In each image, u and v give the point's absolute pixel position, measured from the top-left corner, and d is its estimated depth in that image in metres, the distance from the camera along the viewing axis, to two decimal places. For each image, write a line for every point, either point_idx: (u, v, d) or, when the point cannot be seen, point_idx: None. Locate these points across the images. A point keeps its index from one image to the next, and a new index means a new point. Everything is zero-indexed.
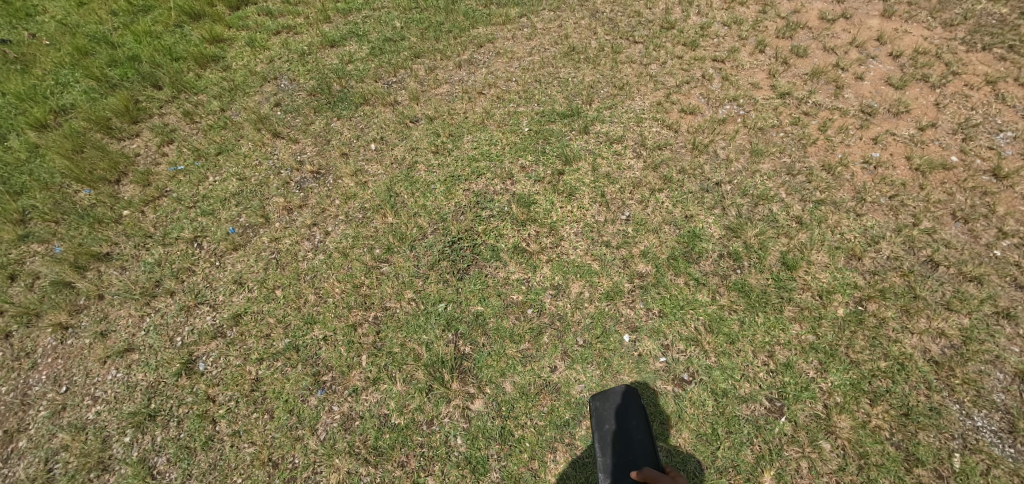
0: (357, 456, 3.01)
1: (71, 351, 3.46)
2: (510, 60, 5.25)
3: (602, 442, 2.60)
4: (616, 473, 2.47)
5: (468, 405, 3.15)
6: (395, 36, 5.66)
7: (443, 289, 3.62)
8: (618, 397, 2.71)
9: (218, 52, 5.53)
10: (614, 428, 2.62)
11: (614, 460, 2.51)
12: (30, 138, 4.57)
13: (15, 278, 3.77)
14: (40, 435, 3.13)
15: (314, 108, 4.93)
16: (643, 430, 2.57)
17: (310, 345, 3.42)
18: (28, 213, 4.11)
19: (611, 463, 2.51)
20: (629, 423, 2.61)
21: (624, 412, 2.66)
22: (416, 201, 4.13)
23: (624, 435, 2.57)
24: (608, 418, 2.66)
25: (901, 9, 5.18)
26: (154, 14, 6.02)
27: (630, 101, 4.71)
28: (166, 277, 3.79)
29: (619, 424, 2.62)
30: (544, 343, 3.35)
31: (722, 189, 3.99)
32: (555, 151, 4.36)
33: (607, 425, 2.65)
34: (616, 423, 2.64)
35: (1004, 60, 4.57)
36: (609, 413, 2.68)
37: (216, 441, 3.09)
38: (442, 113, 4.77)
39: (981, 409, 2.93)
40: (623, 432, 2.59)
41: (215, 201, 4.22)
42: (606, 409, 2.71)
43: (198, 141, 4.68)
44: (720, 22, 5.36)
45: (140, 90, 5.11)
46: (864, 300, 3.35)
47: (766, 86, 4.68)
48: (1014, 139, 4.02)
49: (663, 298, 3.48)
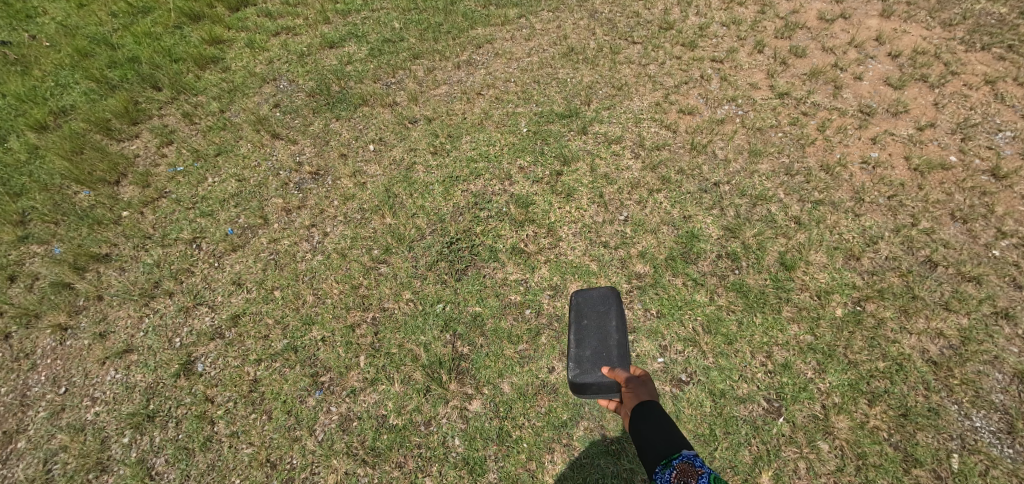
0: (355, 457, 3.01)
1: (71, 352, 3.47)
2: (509, 61, 5.26)
3: (576, 334, 2.41)
4: (585, 367, 2.31)
5: (467, 406, 3.15)
6: (394, 37, 5.67)
7: (442, 289, 3.62)
8: (602, 293, 2.51)
9: (217, 53, 5.54)
10: (592, 325, 2.44)
11: (585, 354, 2.34)
12: (30, 139, 4.58)
13: (15, 279, 3.78)
14: (39, 435, 3.14)
15: (314, 109, 4.94)
16: (621, 329, 2.40)
17: (309, 346, 3.42)
18: (28, 214, 4.12)
19: (583, 357, 2.33)
20: (607, 320, 2.43)
21: (604, 309, 2.47)
22: (414, 201, 4.13)
23: (600, 332, 2.38)
24: (588, 312, 2.48)
25: (900, 9, 5.18)
26: (154, 15, 6.03)
27: (628, 102, 4.71)
28: (165, 278, 3.80)
29: (597, 320, 2.44)
30: (543, 344, 3.35)
31: (721, 189, 3.99)
32: (554, 152, 4.36)
33: (585, 320, 2.46)
34: (594, 317, 2.46)
35: (1003, 59, 4.57)
36: (590, 308, 2.48)
37: (214, 442, 3.09)
38: (441, 114, 4.78)
39: (980, 409, 2.93)
40: (600, 328, 2.41)
41: (214, 202, 4.23)
42: (586, 302, 2.51)
43: (197, 142, 4.69)
44: (718, 23, 5.36)
45: (140, 91, 5.12)
46: (863, 300, 3.35)
47: (765, 87, 4.68)
48: (1013, 139, 4.01)
49: (661, 298, 3.49)
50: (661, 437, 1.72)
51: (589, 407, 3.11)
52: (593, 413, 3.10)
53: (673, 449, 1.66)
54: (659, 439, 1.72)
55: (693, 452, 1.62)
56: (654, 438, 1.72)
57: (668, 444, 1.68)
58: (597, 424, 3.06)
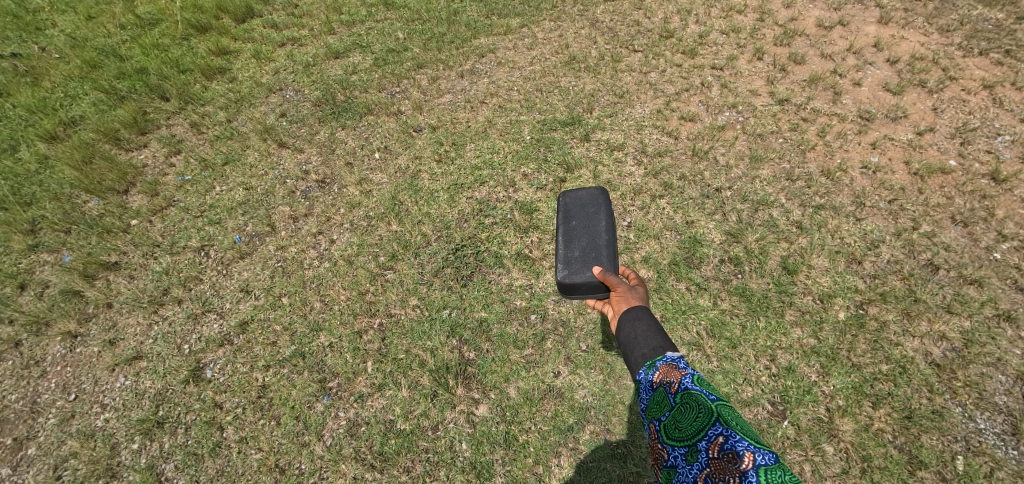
0: (362, 462, 3.04)
1: (81, 359, 3.51)
2: (511, 70, 5.33)
3: (565, 235, 2.40)
4: (574, 267, 2.31)
5: (473, 411, 3.18)
6: (398, 47, 5.75)
7: (447, 295, 3.66)
8: (591, 196, 2.49)
9: (224, 64, 5.61)
10: (580, 224, 2.41)
11: (574, 255, 2.35)
12: (40, 149, 4.65)
13: (25, 288, 3.83)
14: (50, 442, 3.17)
15: (320, 118, 5.02)
16: (610, 229, 2.40)
17: (316, 352, 3.45)
18: (38, 222, 4.16)
19: (571, 257, 2.33)
20: (597, 220, 2.41)
21: (594, 210, 2.46)
22: (419, 208, 4.18)
23: (590, 231, 2.38)
24: (576, 215, 2.45)
25: (898, 16, 5.23)
26: (162, 27, 6.12)
27: (630, 109, 4.77)
28: (174, 285, 3.84)
29: (586, 220, 2.42)
30: (547, 349, 3.38)
31: (722, 195, 4.03)
32: (556, 159, 4.41)
33: (574, 221, 2.44)
34: (583, 218, 2.44)
35: (1001, 64, 4.61)
36: (578, 210, 2.46)
37: (223, 448, 3.12)
38: (445, 122, 4.84)
39: (984, 411, 2.95)
40: (590, 228, 2.40)
41: (222, 210, 4.28)
42: (575, 205, 2.48)
43: (205, 152, 4.75)
44: (718, 31, 5.43)
45: (149, 102, 5.20)
46: (865, 304, 3.38)
47: (765, 93, 4.74)
48: (1012, 143, 4.05)
49: (665, 303, 3.52)
50: (647, 338, 1.86)
51: (595, 411, 3.14)
52: (599, 417, 3.12)
53: (656, 351, 1.81)
54: (646, 339, 1.86)
55: (676, 354, 1.78)
56: (642, 339, 1.86)
57: (652, 345, 1.82)
58: (603, 428, 3.08)
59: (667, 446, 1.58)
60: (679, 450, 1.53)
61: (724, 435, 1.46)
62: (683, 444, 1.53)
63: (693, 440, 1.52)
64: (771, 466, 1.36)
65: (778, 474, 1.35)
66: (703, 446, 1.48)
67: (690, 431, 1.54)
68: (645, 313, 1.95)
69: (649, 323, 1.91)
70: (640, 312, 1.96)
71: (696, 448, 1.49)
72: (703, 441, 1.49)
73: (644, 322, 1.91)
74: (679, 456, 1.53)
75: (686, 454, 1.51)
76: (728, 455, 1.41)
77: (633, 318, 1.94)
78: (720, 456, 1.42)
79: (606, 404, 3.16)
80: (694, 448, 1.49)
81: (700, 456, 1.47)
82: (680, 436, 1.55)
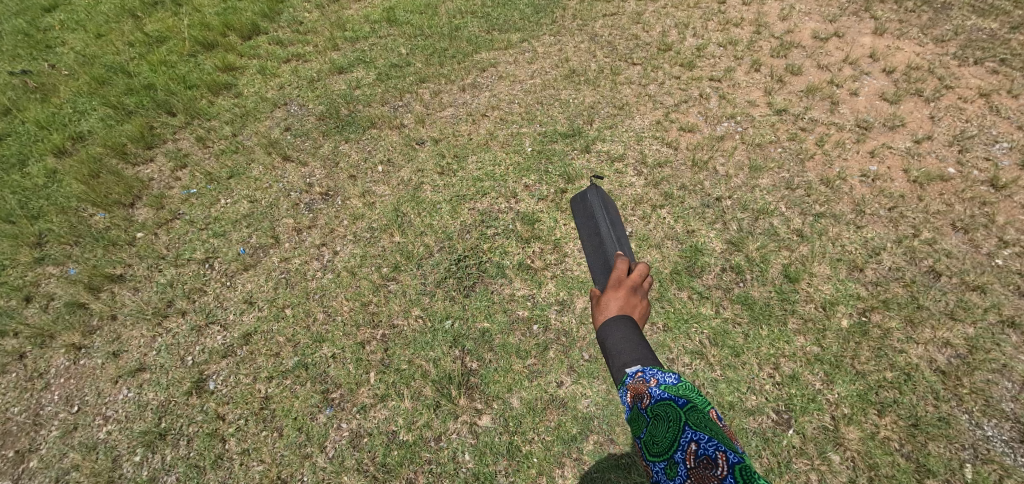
0: (365, 473, 3.02)
1: (84, 371, 3.51)
2: (512, 83, 5.41)
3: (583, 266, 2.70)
4: None
5: (476, 421, 3.16)
6: (400, 62, 5.84)
7: (450, 306, 3.67)
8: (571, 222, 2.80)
9: (230, 80, 5.71)
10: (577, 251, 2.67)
11: None
12: (49, 164, 4.72)
13: (30, 301, 3.85)
14: (51, 455, 3.16)
15: (324, 132, 5.08)
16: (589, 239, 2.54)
17: (319, 363, 3.46)
18: (45, 235, 4.21)
19: None
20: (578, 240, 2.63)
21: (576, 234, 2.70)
22: (421, 220, 4.21)
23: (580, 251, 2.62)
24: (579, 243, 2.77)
25: (892, 27, 5.30)
26: (170, 44, 6.24)
27: (630, 121, 4.82)
28: (178, 297, 3.86)
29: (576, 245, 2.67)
30: (551, 358, 3.38)
31: (723, 204, 4.06)
32: (557, 171, 4.46)
33: None
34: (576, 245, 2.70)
35: (996, 73, 4.66)
36: None
37: (225, 460, 3.11)
38: (447, 134, 4.90)
39: (991, 418, 2.92)
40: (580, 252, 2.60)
41: (227, 223, 4.32)
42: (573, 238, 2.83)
43: (210, 166, 4.81)
44: (715, 43, 5.51)
45: (155, 116, 5.28)
46: (868, 311, 3.38)
47: (763, 104, 4.79)
48: (1011, 150, 4.07)
49: (667, 312, 3.52)
50: (619, 354, 1.75)
51: (598, 421, 3.11)
52: (603, 426, 3.09)
53: (621, 367, 1.72)
54: (618, 352, 1.76)
55: (642, 365, 1.70)
56: (613, 355, 1.77)
57: (619, 360, 1.73)
58: (607, 438, 3.06)
59: (649, 463, 1.49)
60: (660, 465, 1.45)
61: (696, 441, 1.40)
62: (660, 458, 1.45)
63: (668, 452, 1.43)
64: (744, 465, 1.30)
65: (753, 472, 1.29)
66: (679, 457, 1.40)
67: (665, 443, 1.46)
68: (615, 325, 1.82)
69: (619, 333, 1.79)
70: (612, 327, 1.83)
71: (673, 461, 1.41)
72: (678, 452, 1.41)
73: (613, 339, 1.79)
74: (660, 470, 1.45)
75: (666, 468, 1.43)
76: (704, 462, 1.35)
77: (603, 333, 1.84)
78: (696, 464, 1.35)
79: (610, 413, 3.14)
80: (670, 461, 1.41)
81: (678, 468, 1.39)
82: (657, 450, 1.47)
